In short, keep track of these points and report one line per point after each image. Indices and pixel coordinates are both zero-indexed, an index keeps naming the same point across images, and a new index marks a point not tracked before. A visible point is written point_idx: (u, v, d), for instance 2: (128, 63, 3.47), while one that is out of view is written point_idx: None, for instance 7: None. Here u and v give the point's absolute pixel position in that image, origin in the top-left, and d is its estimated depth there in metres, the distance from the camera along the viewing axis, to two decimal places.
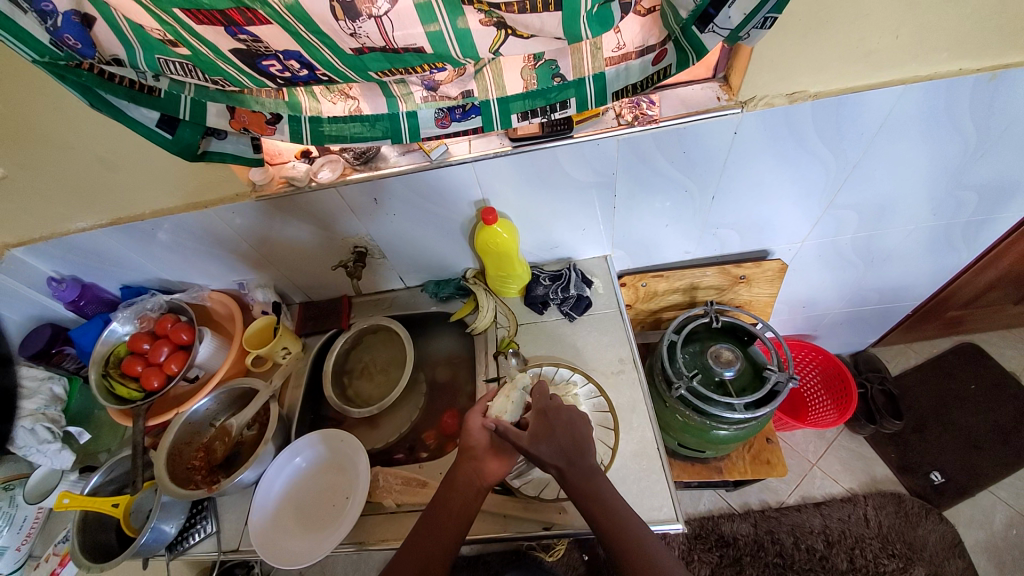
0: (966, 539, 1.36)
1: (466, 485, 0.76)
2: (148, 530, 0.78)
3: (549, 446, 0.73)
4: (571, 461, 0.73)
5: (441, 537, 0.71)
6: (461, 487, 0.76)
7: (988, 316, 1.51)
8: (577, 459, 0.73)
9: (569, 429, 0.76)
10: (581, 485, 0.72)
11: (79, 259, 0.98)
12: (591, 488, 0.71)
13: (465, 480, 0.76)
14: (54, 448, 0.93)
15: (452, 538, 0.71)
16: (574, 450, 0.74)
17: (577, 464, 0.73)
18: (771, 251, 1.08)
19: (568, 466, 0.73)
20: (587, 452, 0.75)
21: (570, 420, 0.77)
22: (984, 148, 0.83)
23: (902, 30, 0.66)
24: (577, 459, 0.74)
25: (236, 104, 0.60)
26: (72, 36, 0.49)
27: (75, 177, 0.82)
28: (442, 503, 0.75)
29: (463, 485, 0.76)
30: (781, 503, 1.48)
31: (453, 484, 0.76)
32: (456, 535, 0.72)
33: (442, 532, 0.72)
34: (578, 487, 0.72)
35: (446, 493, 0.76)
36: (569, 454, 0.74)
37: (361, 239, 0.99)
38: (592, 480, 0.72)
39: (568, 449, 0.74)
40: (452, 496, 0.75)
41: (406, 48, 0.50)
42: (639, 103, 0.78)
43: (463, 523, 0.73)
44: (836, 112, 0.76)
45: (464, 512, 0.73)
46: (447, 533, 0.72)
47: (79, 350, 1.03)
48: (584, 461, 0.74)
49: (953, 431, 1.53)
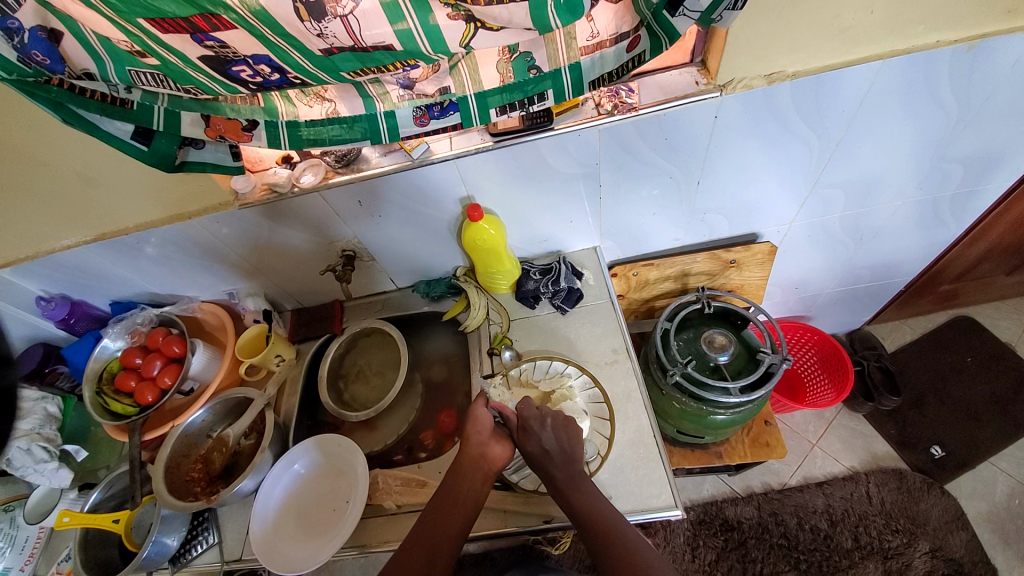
0: (969, 511, 1.37)
1: (473, 469, 0.77)
2: (149, 544, 0.79)
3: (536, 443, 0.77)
4: (560, 463, 0.75)
5: (449, 526, 0.72)
6: (468, 472, 0.76)
7: (981, 288, 1.51)
8: (568, 463, 0.75)
9: (557, 433, 0.78)
10: (571, 486, 0.72)
11: (66, 277, 0.98)
12: (580, 491, 0.72)
13: (472, 464, 0.77)
14: (51, 467, 0.93)
15: (458, 529, 0.72)
16: (564, 454, 0.76)
17: (564, 467, 0.74)
18: (760, 234, 1.08)
19: (556, 468, 0.74)
20: (577, 458, 0.76)
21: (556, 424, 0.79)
22: (966, 120, 0.84)
23: (876, 4, 0.66)
24: (566, 464, 0.75)
25: (211, 111, 0.60)
26: (39, 51, 0.48)
27: (57, 195, 0.82)
28: (447, 496, 0.75)
29: (469, 472, 0.76)
30: (784, 485, 1.48)
31: (458, 472, 0.77)
32: (459, 529, 0.72)
33: (449, 522, 0.72)
34: (565, 492, 0.72)
35: (452, 484, 0.76)
36: (561, 458, 0.75)
37: (350, 243, 0.98)
38: (581, 484, 0.73)
39: (557, 452, 0.76)
40: (459, 487, 0.75)
41: (376, 46, 0.50)
42: (618, 91, 0.78)
43: (469, 510, 0.74)
44: (816, 91, 0.76)
45: (468, 504, 0.74)
46: (451, 529, 0.72)
47: (72, 368, 1.04)
48: (573, 467, 0.74)
49: (951, 405, 1.54)
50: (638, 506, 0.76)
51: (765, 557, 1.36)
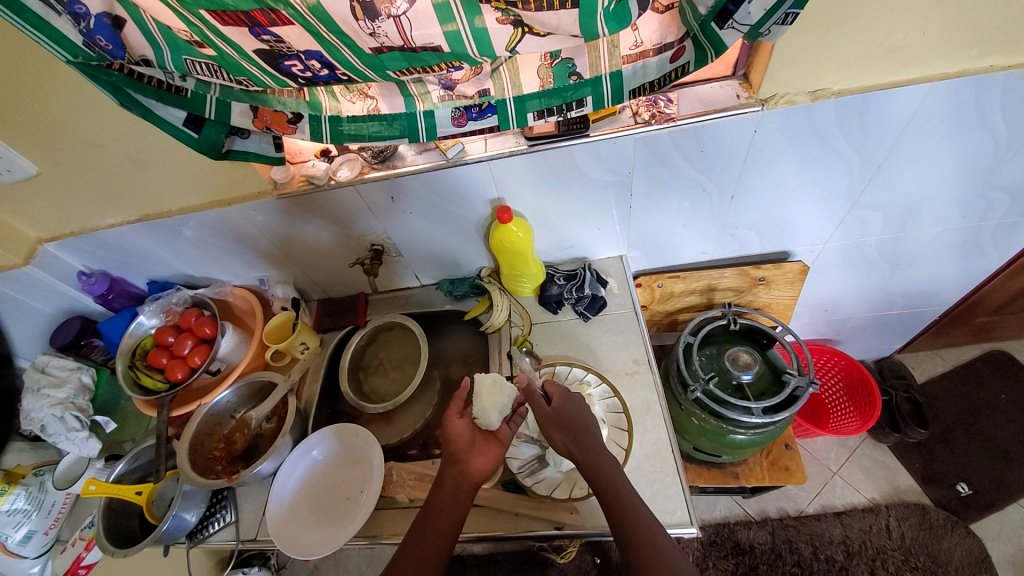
0: (995, 554, 1.32)
1: (454, 487, 0.74)
2: (170, 518, 0.80)
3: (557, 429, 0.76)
4: (579, 448, 0.74)
5: (437, 535, 0.70)
6: (449, 488, 0.73)
7: (1021, 322, 1.45)
8: (586, 448, 0.73)
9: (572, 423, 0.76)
10: (592, 472, 0.71)
11: (108, 254, 1.02)
12: (604, 482, 0.70)
13: (453, 482, 0.74)
14: (81, 436, 0.96)
15: (446, 539, 0.70)
16: (581, 443, 0.74)
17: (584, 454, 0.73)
18: (792, 253, 1.06)
19: (577, 449, 0.73)
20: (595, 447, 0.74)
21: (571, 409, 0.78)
22: (1017, 148, 0.80)
23: (929, 25, 0.64)
24: (584, 454, 0.73)
25: (258, 103, 0.62)
26: (104, 37, 0.51)
27: (107, 175, 0.86)
28: (434, 504, 0.73)
29: (452, 486, 0.74)
30: (800, 512, 1.44)
31: (440, 485, 0.74)
32: (448, 537, 0.70)
33: (437, 532, 0.70)
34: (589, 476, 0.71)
35: (436, 494, 0.74)
36: (576, 445, 0.74)
37: (378, 238, 1.00)
38: (601, 472, 0.71)
39: (573, 442, 0.74)
40: (442, 497, 0.73)
41: (424, 47, 0.51)
42: (657, 101, 0.78)
43: (456, 521, 0.71)
44: (861, 110, 0.74)
45: (456, 513, 0.72)
46: (441, 536, 0.70)
47: (107, 342, 1.07)
48: (592, 451, 0.73)
49: (982, 442, 1.48)
50: None
51: None
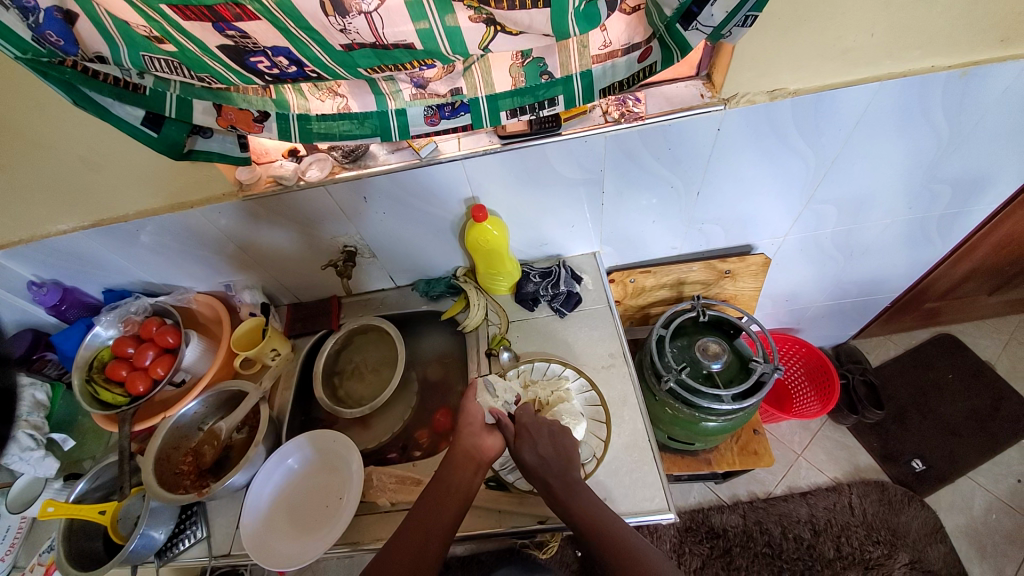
0: (948, 524, 1.41)
1: (461, 465, 0.76)
2: (137, 537, 0.77)
3: (532, 451, 0.77)
4: (552, 470, 0.74)
5: (443, 514, 0.71)
6: (462, 463, 0.76)
7: (963, 307, 1.56)
8: (562, 471, 0.74)
9: (552, 441, 0.78)
10: (565, 493, 0.72)
11: (60, 262, 0.96)
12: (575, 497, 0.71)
13: (466, 454, 0.77)
14: (36, 456, 0.91)
15: (452, 517, 0.71)
16: (557, 461, 0.75)
17: (560, 476, 0.73)
18: (755, 246, 1.11)
19: (552, 475, 0.73)
20: (571, 464, 0.75)
21: (551, 430, 0.79)
22: (956, 143, 0.87)
23: (877, 28, 0.69)
24: (562, 467, 0.75)
25: (222, 100, 0.59)
26: (54, 32, 0.48)
27: (59, 179, 0.81)
28: (441, 483, 0.74)
29: (461, 462, 0.76)
30: (769, 494, 1.51)
31: (452, 462, 0.76)
32: (453, 516, 0.71)
33: (441, 510, 0.71)
34: (560, 498, 0.72)
35: (446, 473, 0.75)
36: (555, 462, 0.75)
37: (351, 239, 0.98)
38: (576, 490, 0.72)
39: (552, 458, 0.75)
40: (452, 476, 0.75)
41: (396, 44, 0.51)
42: (626, 100, 0.80)
43: (463, 498, 0.73)
44: (815, 109, 0.78)
45: (461, 494, 0.73)
46: (446, 515, 0.71)
47: (60, 356, 1.01)
48: (567, 473, 0.74)
49: (932, 419, 1.58)
50: (633, 509, 0.77)
51: (749, 565, 1.38)
